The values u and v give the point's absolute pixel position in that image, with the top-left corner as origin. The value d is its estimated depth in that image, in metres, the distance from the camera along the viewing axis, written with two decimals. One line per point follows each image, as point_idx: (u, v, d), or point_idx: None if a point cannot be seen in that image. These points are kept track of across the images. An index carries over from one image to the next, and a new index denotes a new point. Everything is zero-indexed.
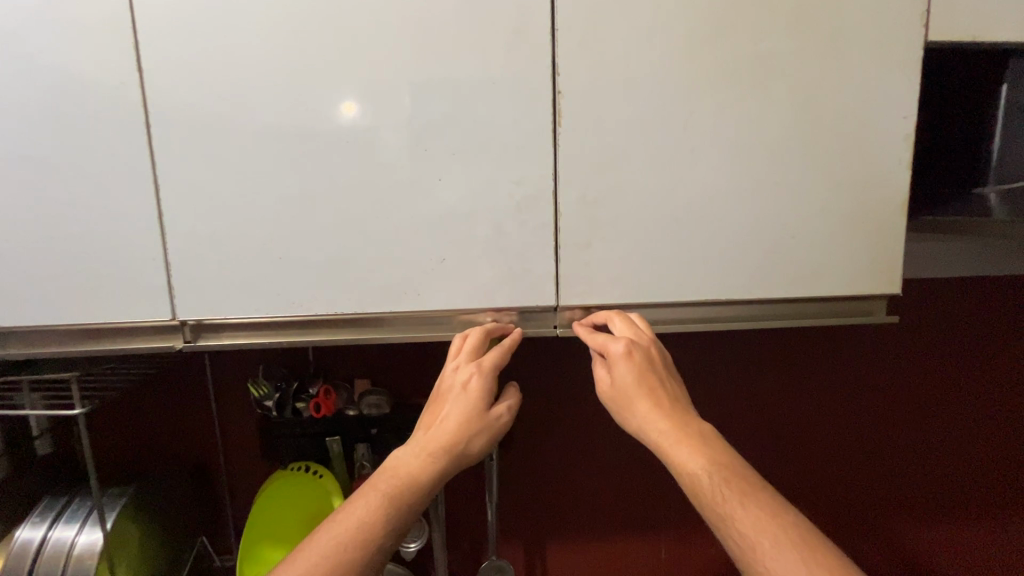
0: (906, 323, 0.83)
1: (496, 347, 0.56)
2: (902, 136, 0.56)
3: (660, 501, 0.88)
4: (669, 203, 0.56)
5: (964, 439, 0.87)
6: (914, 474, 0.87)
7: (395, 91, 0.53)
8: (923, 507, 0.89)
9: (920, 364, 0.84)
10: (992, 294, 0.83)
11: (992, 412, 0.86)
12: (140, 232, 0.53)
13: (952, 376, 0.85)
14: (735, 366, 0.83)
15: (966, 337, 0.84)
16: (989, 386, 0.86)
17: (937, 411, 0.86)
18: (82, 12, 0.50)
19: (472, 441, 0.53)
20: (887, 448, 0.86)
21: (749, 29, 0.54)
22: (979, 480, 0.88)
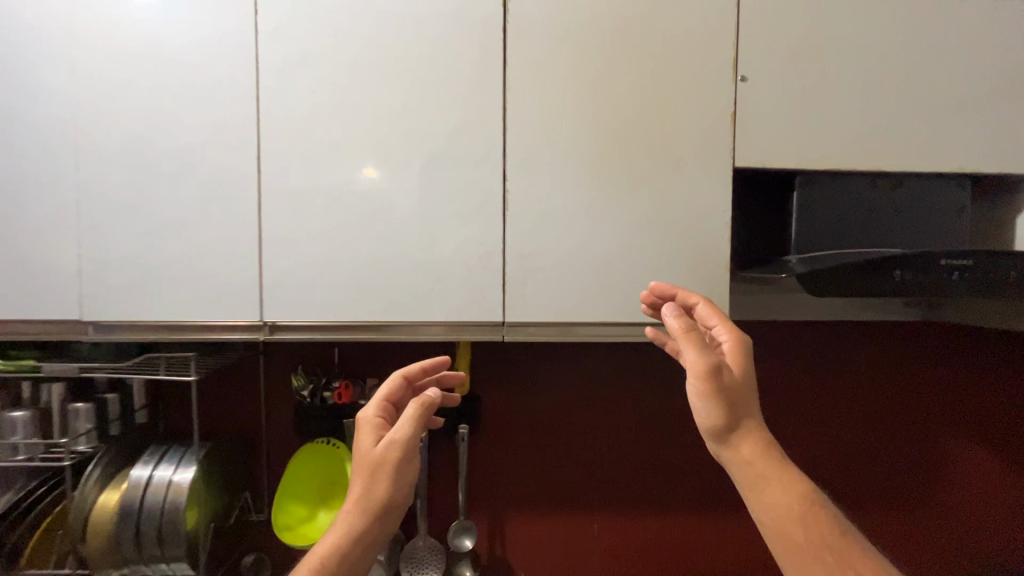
0: (869, 336, 1.20)
1: (389, 385, 0.73)
2: (722, 221, 0.89)
3: (594, 485, 1.15)
4: (577, 256, 0.89)
5: (910, 428, 1.21)
6: (872, 447, 1.20)
7: (412, 185, 0.88)
8: (879, 474, 1.20)
9: (879, 368, 1.20)
10: (928, 327, 1.20)
11: (929, 411, 1.21)
12: (247, 264, 0.86)
13: (902, 380, 1.20)
14: (646, 380, 1.14)
15: (912, 354, 1.20)
16: (926, 390, 1.21)
17: (892, 403, 1.20)
18: (236, 137, 0.85)
19: (375, 480, 0.64)
20: (853, 425, 1.20)
21: (626, 154, 0.88)
22: (919, 461, 1.21)
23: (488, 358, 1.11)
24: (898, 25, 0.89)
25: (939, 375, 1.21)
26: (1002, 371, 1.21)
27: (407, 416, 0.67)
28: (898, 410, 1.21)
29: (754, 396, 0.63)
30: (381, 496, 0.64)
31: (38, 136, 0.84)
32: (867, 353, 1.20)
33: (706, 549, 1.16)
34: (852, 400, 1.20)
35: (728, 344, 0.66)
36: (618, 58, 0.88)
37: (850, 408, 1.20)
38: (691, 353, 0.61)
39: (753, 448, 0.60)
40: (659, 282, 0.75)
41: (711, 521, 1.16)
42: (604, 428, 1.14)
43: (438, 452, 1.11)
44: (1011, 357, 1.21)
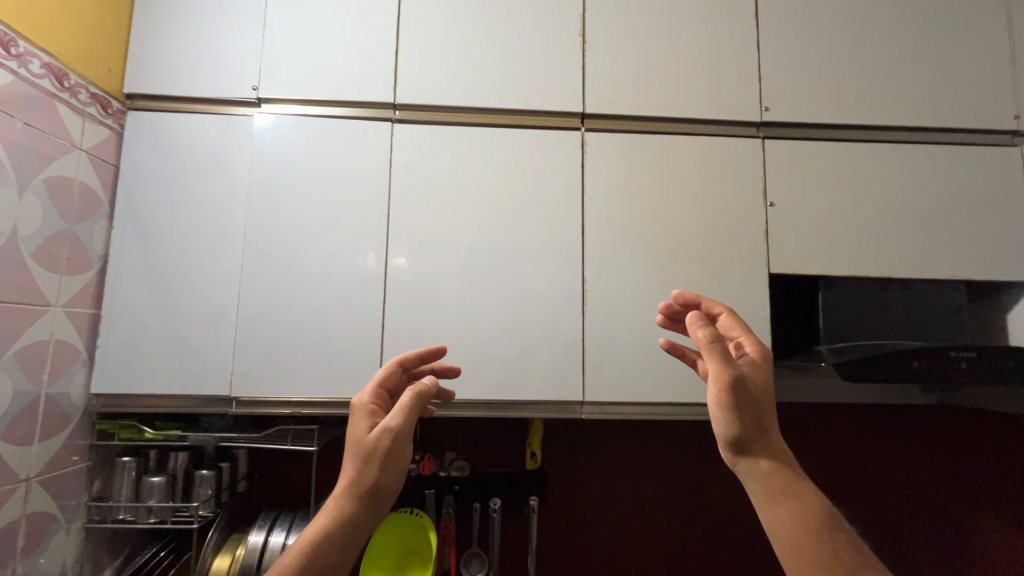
0: (905, 420, 1.33)
1: (383, 372, 0.72)
2: (762, 317, 1.07)
3: (653, 559, 1.22)
4: (644, 345, 1.06)
5: (950, 508, 1.31)
6: (915, 525, 1.30)
7: (506, 284, 1.07)
8: (924, 552, 1.29)
9: (917, 451, 1.32)
10: (959, 414, 1.34)
11: (968, 492, 1.31)
12: (369, 348, 1.03)
13: (938, 462, 1.32)
14: (697, 457, 1.26)
15: (946, 438, 1.33)
16: (963, 472, 1.32)
17: (931, 483, 1.31)
18: (367, 244, 1.06)
19: (365, 469, 0.62)
20: (896, 503, 1.31)
21: (681, 261, 1.09)
22: (962, 540, 1.30)
23: (554, 435, 1.25)
24: (890, 163, 1.13)
25: (960, 454, 1.33)
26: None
27: (402, 403, 0.64)
28: (926, 488, 1.31)
29: (770, 408, 0.61)
30: (372, 485, 0.61)
31: (205, 240, 1.03)
32: (892, 432, 1.33)
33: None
34: (884, 476, 1.32)
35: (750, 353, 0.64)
36: (671, 187, 1.11)
37: (881, 484, 1.31)
38: (712, 366, 0.59)
39: (771, 465, 0.58)
40: (680, 290, 0.69)
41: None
42: (659, 502, 1.24)
43: (507, 524, 1.21)
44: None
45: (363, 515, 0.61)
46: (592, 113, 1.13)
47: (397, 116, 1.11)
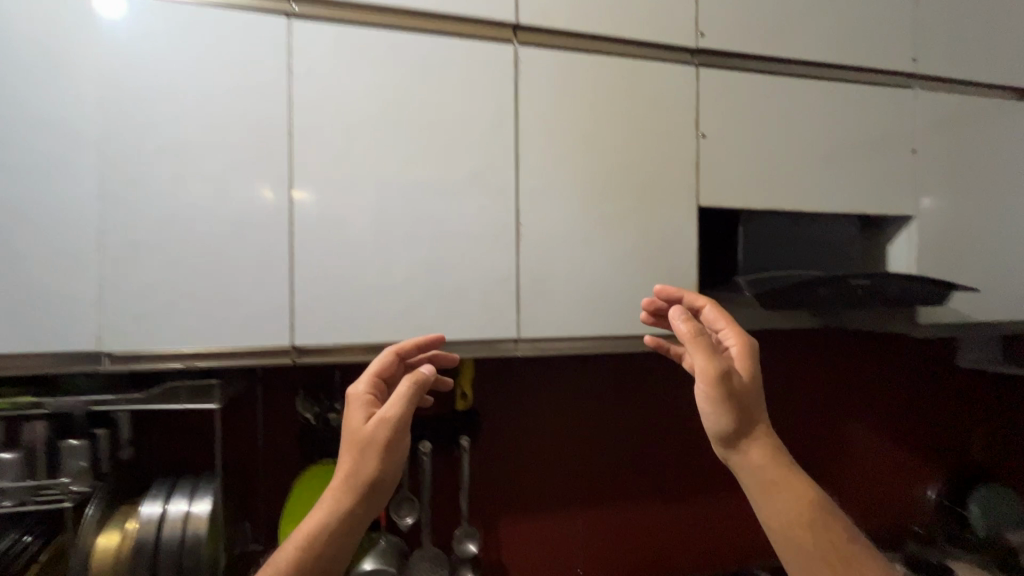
0: (797, 340, 1.49)
1: (378, 363, 0.76)
2: (689, 250, 1.09)
3: (578, 482, 1.28)
4: (579, 279, 1.03)
5: (823, 412, 1.52)
6: (798, 429, 1.49)
7: (434, 216, 0.97)
8: (803, 450, 1.49)
9: (804, 366, 1.49)
10: (835, 333, 1.53)
11: (836, 398, 1.53)
12: (276, 289, 0.89)
13: (817, 375, 1.51)
14: (619, 385, 1.32)
15: (823, 355, 1.52)
16: (834, 382, 1.53)
17: (811, 393, 1.50)
18: (267, 167, 0.89)
19: (364, 458, 0.66)
20: (784, 412, 1.48)
21: (615, 193, 1.05)
22: (830, 437, 1.52)
23: (484, 373, 1.22)
24: (807, 100, 1.17)
25: (833, 370, 1.53)
26: (873, 363, 1.57)
27: (398, 392, 0.68)
28: (807, 400, 1.50)
29: (758, 397, 0.67)
30: (372, 473, 0.65)
31: (44, 160, 0.81)
32: (784, 354, 1.48)
33: (672, 531, 1.34)
34: (776, 392, 1.47)
35: (736, 346, 0.70)
36: (607, 114, 1.05)
37: (774, 400, 1.47)
38: (701, 360, 0.65)
39: (761, 453, 0.64)
40: (662, 285, 0.78)
41: (674, 506, 1.34)
42: (585, 430, 1.29)
43: (438, 465, 1.19)
44: (878, 352, 1.57)
45: (363, 502, 0.65)
46: (525, 26, 1.02)
47: (295, 10, 0.91)
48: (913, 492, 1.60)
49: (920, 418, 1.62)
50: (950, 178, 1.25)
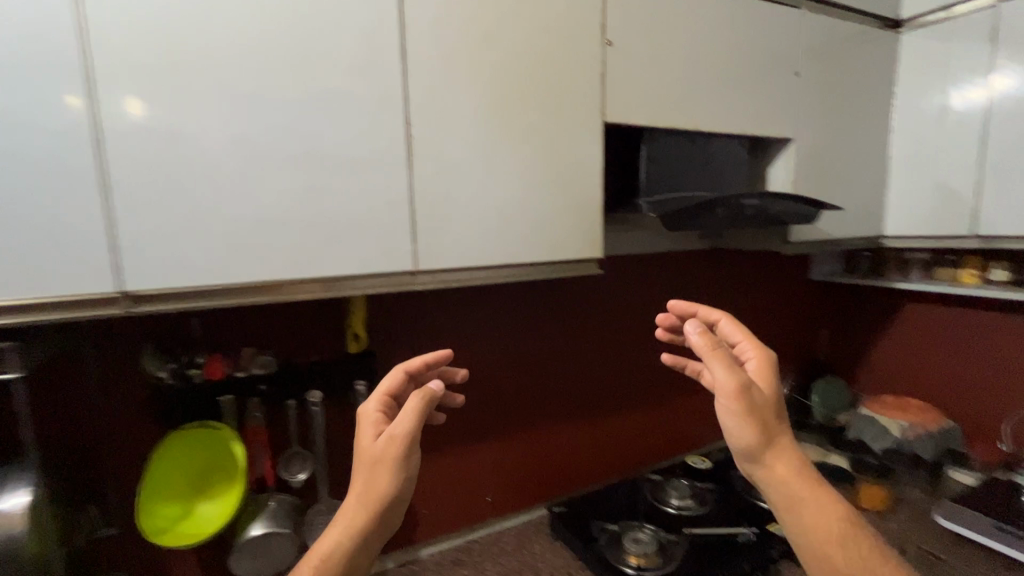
0: (687, 262, 1.56)
1: (389, 379, 0.79)
2: (595, 171, 1.04)
3: (482, 412, 1.28)
4: (483, 203, 0.93)
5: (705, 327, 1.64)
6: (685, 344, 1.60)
7: (304, 126, 0.78)
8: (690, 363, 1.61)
9: (692, 286, 1.58)
10: (718, 253, 1.62)
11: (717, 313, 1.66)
12: (86, 220, 0.66)
13: (702, 293, 1.61)
14: (521, 314, 1.29)
15: (708, 274, 1.61)
16: (715, 299, 1.65)
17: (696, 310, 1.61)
18: (43, 46, 0.63)
19: (376, 474, 0.70)
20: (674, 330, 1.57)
21: (519, 105, 0.94)
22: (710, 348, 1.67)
23: (378, 311, 1.11)
24: (709, 13, 1.13)
25: (716, 288, 1.64)
26: (748, 279, 1.72)
27: (410, 410, 0.71)
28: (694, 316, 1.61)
29: (774, 409, 0.76)
30: (384, 488, 0.69)
31: None
32: (679, 275, 1.54)
33: (572, 450, 1.42)
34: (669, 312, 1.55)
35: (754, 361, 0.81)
36: (509, 10, 0.92)
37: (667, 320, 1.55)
38: (720, 372, 0.74)
39: (783, 466, 0.71)
40: (678, 302, 0.90)
41: (574, 426, 1.41)
42: (491, 363, 1.26)
43: (332, 414, 1.08)
44: (752, 268, 1.72)
45: (378, 515, 0.69)
46: None
47: None
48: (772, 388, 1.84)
49: (781, 325, 1.83)
50: (822, 103, 1.33)
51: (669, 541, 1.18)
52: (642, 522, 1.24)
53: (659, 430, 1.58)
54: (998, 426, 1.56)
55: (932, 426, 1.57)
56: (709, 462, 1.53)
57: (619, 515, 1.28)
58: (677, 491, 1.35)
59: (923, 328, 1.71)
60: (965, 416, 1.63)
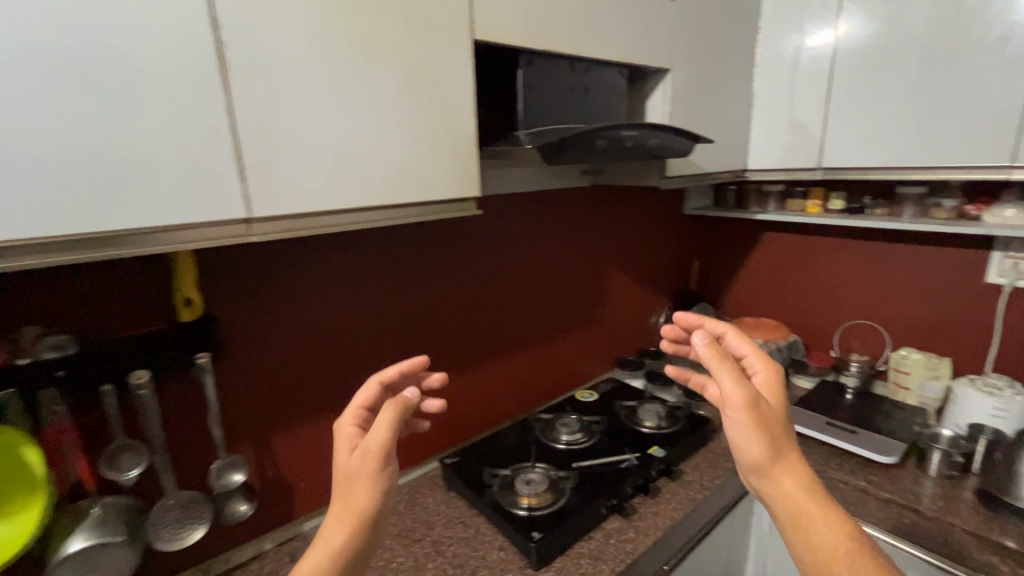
0: (567, 200, 1.54)
1: (366, 392, 0.80)
2: (466, 98, 0.91)
3: (359, 373, 1.17)
4: (333, 134, 0.76)
5: (586, 266, 1.67)
6: (568, 283, 1.62)
7: (38, 8, 0.52)
8: (572, 302, 1.64)
9: (571, 226, 1.57)
10: (596, 191, 1.63)
11: (596, 250, 1.68)
12: None
13: (583, 232, 1.62)
14: (394, 263, 1.17)
15: (587, 212, 1.62)
16: (595, 237, 1.67)
17: (578, 249, 1.62)
18: None
19: (353, 489, 0.70)
20: (557, 270, 1.56)
21: (370, 10, 0.76)
22: (591, 285, 1.70)
23: (213, 270, 0.92)
24: None
25: (596, 226, 1.66)
26: (627, 216, 1.75)
27: (383, 419, 0.72)
28: (576, 256, 1.62)
29: (782, 418, 0.82)
30: (363, 503, 0.70)
31: None
32: (558, 213, 1.52)
33: (461, 401, 1.39)
34: (552, 253, 1.53)
35: (761, 374, 0.89)
36: None
37: (551, 259, 1.53)
38: (728, 382, 0.80)
39: (791, 480, 0.76)
40: (685, 314, 0.99)
41: (461, 376, 1.38)
42: (366, 319, 1.15)
43: (168, 396, 0.90)
44: (630, 204, 1.75)
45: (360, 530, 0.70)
46: None
47: None
48: (651, 319, 1.95)
49: (658, 259, 1.92)
50: (694, 33, 1.31)
51: (560, 475, 1.21)
52: (534, 462, 1.25)
53: (546, 372, 1.61)
54: (830, 336, 1.80)
55: (780, 340, 1.77)
56: (596, 395, 1.60)
57: (512, 458, 1.28)
58: (567, 428, 1.38)
59: (774, 256, 1.90)
60: (806, 330, 1.86)
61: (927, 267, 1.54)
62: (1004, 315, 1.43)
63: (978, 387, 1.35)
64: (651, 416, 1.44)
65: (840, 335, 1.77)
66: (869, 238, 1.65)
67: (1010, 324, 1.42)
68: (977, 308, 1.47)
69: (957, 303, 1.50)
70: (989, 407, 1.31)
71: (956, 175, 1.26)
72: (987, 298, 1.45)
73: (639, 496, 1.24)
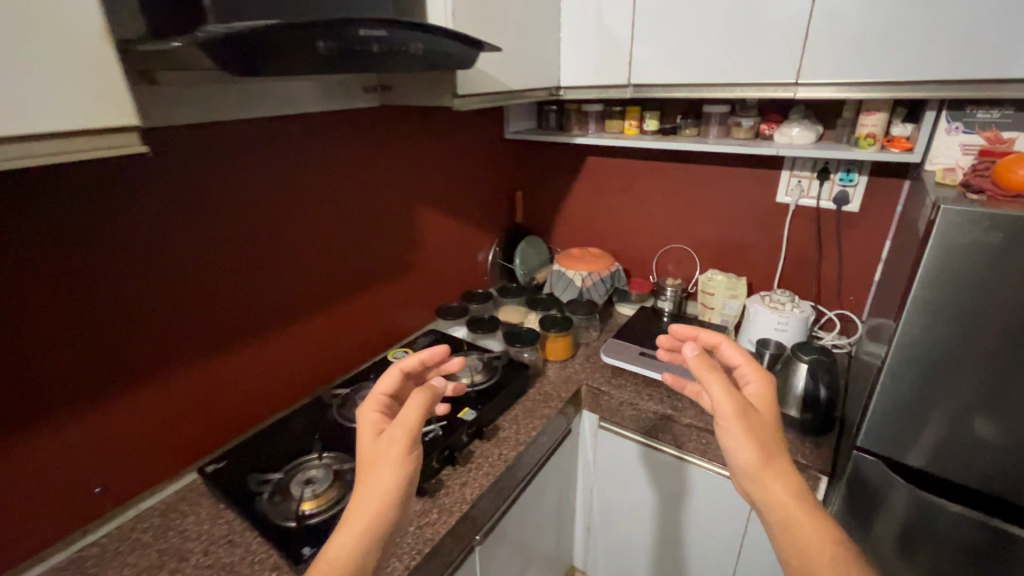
0: (343, 128, 1.27)
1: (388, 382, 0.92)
2: None
3: (42, 384, 0.85)
4: None
5: (386, 207, 1.44)
6: (364, 230, 1.39)
7: None
8: (373, 251, 1.43)
9: (356, 160, 1.32)
10: (384, 116, 1.36)
11: (397, 187, 1.45)
12: None
13: (374, 168, 1.37)
14: (63, 228, 0.84)
15: (376, 142, 1.36)
16: (392, 172, 1.42)
17: (370, 188, 1.37)
18: None
19: (384, 469, 0.78)
20: (344, 215, 1.32)
21: None
22: (397, 229, 1.49)
23: None
24: None
25: (391, 161, 1.41)
26: (432, 146, 1.52)
27: (412, 402, 0.85)
28: (368, 200, 1.38)
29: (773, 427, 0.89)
30: (390, 484, 0.77)
31: None
32: (331, 148, 1.25)
33: (228, 388, 1.15)
34: (330, 197, 1.28)
35: (757, 386, 0.96)
36: None
37: (330, 205, 1.28)
38: (720, 392, 0.87)
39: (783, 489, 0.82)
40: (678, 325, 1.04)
41: (224, 360, 1.13)
42: (33, 311, 0.82)
43: None
44: (435, 132, 1.52)
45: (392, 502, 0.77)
46: None
47: None
48: (477, 258, 1.80)
49: (479, 193, 1.74)
50: None
51: (346, 462, 1.02)
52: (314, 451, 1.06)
53: (346, 336, 1.42)
54: (649, 261, 1.81)
55: (603, 271, 1.74)
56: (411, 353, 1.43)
57: (293, 452, 1.07)
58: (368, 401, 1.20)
59: (595, 182, 1.82)
60: (628, 257, 1.85)
61: (729, 189, 1.56)
62: (790, 232, 1.50)
63: (766, 304, 1.44)
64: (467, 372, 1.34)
65: (658, 260, 1.79)
66: (680, 160, 1.62)
67: (793, 239, 1.50)
68: (768, 226, 1.53)
69: (752, 222, 1.55)
70: (774, 321, 1.40)
71: (751, 92, 1.23)
72: (777, 216, 1.51)
73: (448, 467, 1.13)
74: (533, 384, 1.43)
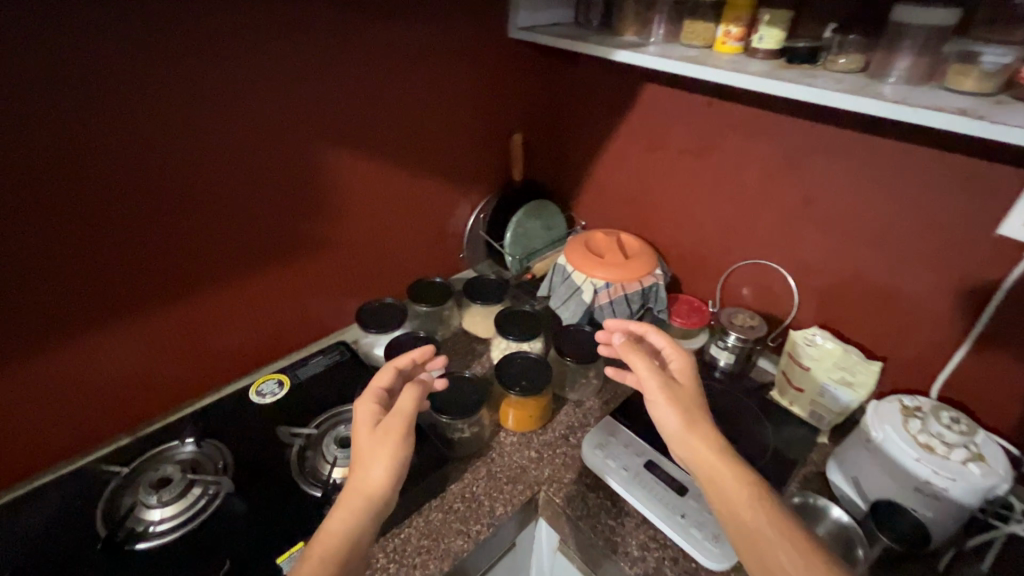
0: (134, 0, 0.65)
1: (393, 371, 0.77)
2: None
3: None
4: None
5: (263, 153, 0.83)
6: (216, 192, 0.81)
7: None
8: (241, 226, 0.86)
9: (180, 67, 0.71)
10: None
11: (282, 118, 0.83)
12: None
13: (227, 81, 0.75)
14: None
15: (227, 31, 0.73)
16: (270, 89, 0.80)
17: (220, 117, 0.77)
18: None
19: (372, 473, 0.65)
20: (165, 168, 0.74)
21: None
22: (290, 190, 0.90)
23: None
24: None
25: (271, 72, 0.79)
26: (360, 47, 0.87)
27: (409, 395, 0.71)
28: (222, 141, 0.79)
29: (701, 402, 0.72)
30: (379, 486, 0.65)
31: None
32: (113, 38, 0.64)
33: None
34: (126, 133, 0.69)
35: (677, 361, 0.76)
36: None
37: (127, 149, 0.70)
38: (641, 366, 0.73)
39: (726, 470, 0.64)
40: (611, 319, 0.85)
41: None
42: None
43: None
44: (363, 22, 0.86)
45: (376, 511, 0.64)
46: None
47: None
48: (447, 228, 1.19)
49: (455, 131, 1.09)
50: None
51: None
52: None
53: (204, 352, 0.91)
54: (716, 274, 1.11)
55: (631, 284, 1.07)
56: (286, 387, 0.93)
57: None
58: (154, 495, 0.73)
59: (651, 130, 1.08)
60: (682, 258, 1.16)
61: (898, 188, 0.81)
62: (1010, 296, 0.75)
63: (918, 439, 0.74)
64: (334, 452, 0.79)
65: (729, 276, 1.09)
66: (809, 116, 0.86)
67: (1013, 309, 0.76)
68: (962, 274, 0.79)
69: (928, 258, 0.81)
70: (914, 479, 0.73)
71: None
72: (991, 260, 0.75)
73: None
74: (463, 473, 0.88)
